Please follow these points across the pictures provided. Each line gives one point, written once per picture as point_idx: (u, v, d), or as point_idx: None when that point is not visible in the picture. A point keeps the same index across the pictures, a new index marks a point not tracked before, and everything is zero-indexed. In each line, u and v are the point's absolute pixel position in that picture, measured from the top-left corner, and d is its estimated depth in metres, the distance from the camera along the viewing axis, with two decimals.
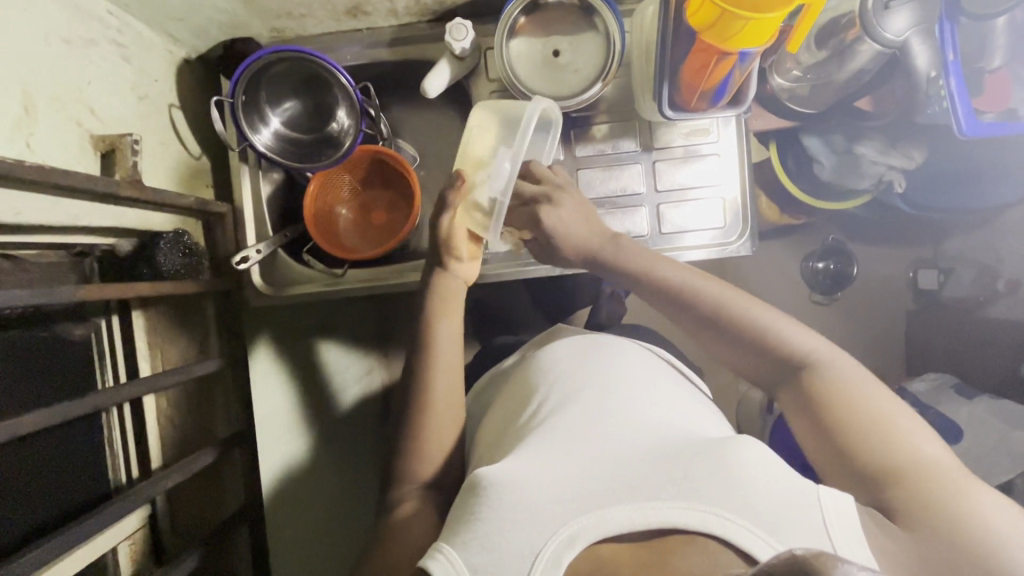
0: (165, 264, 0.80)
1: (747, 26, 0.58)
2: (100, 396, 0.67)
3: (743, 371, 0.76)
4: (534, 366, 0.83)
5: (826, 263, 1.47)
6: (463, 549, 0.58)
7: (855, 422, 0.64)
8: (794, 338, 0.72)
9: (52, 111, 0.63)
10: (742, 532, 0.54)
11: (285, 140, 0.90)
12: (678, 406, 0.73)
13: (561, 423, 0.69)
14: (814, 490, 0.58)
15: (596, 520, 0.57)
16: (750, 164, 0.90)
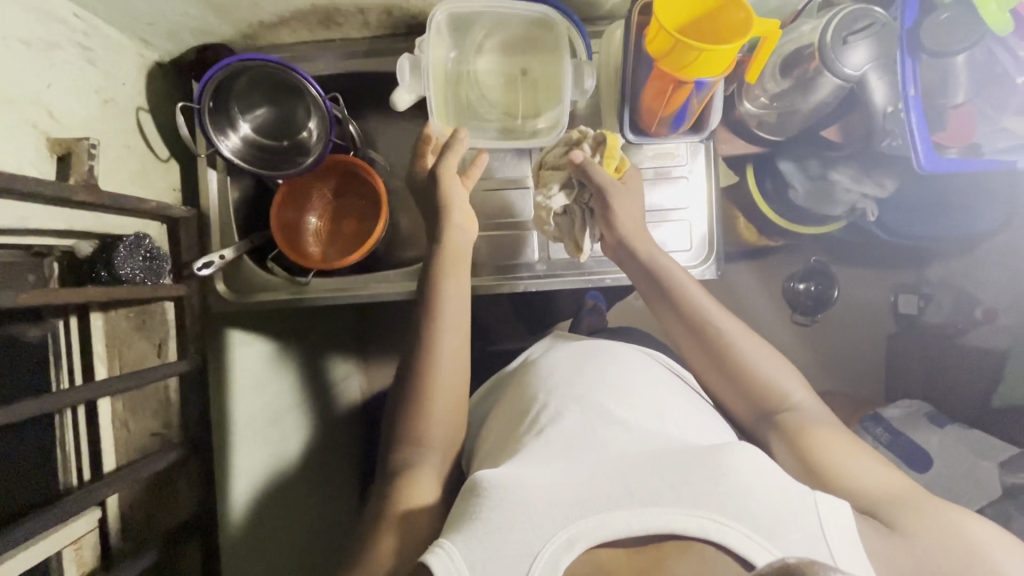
0: (124, 268, 0.79)
1: (700, 55, 0.59)
2: (49, 399, 0.67)
3: (728, 402, 0.78)
4: (532, 378, 0.83)
5: (807, 284, 1.44)
6: (462, 543, 0.56)
7: (835, 461, 0.67)
8: (786, 383, 0.75)
9: (5, 114, 0.63)
10: (740, 540, 0.53)
11: (255, 147, 0.90)
12: (675, 419, 0.73)
13: (559, 433, 0.69)
14: (812, 499, 0.58)
15: (597, 523, 0.55)
16: (719, 189, 0.90)
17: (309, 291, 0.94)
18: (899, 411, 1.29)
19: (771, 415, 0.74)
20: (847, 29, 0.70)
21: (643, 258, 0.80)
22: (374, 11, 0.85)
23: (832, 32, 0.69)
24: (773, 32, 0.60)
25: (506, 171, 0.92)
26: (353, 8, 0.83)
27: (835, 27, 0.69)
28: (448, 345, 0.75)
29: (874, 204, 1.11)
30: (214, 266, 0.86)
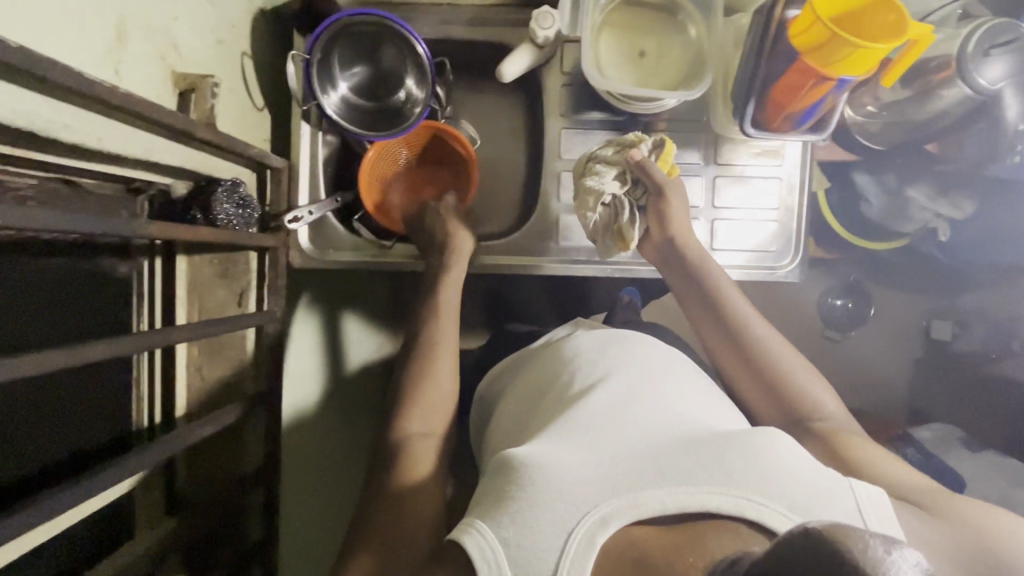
0: (220, 212, 0.77)
1: (855, 52, 0.59)
2: (155, 335, 0.61)
3: (760, 411, 0.77)
4: (558, 353, 0.81)
5: (844, 301, 1.48)
6: (496, 521, 0.54)
7: (874, 467, 0.66)
8: (819, 395, 0.75)
9: (141, 42, 0.61)
10: (777, 518, 0.51)
11: (347, 105, 0.88)
12: (698, 399, 0.70)
13: (587, 402, 0.65)
14: (846, 480, 0.56)
15: (631, 502, 0.53)
16: (812, 192, 0.91)
17: (391, 255, 0.93)
18: (930, 434, 1.31)
19: (807, 424, 0.73)
20: (990, 42, 0.71)
21: (689, 258, 0.83)
22: None
23: (974, 42, 0.70)
24: (926, 36, 0.59)
25: (597, 153, 0.92)
26: None
27: (978, 38, 0.70)
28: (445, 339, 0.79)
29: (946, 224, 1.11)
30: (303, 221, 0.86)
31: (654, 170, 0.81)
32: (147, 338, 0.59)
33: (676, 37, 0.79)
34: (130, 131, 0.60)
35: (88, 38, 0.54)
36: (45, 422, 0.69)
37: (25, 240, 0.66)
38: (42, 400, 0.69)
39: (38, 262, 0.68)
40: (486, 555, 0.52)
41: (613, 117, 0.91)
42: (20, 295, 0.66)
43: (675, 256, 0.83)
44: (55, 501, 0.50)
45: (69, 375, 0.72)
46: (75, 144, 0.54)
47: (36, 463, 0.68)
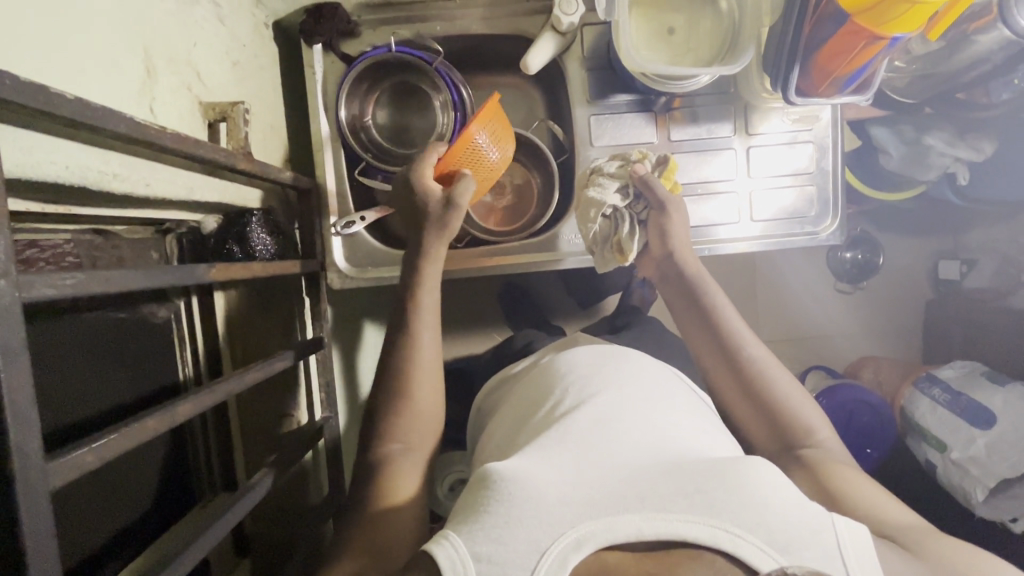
0: (257, 243, 0.73)
1: (909, 9, 0.58)
2: (231, 380, 0.57)
3: (742, 421, 0.77)
4: (551, 369, 0.79)
5: (854, 253, 1.48)
6: (469, 537, 0.53)
7: (851, 495, 0.65)
8: (806, 415, 0.74)
9: (168, 75, 0.58)
10: (754, 553, 0.50)
11: (370, 138, 0.90)
12: (684, 417, 0.69)
13: (577, 424, 0.64)
14: (825, 514, 0.54)
15: (608, 525, 0.52)
16: (844, 153, 0.90)
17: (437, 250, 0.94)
18: (955, 371, 1.24)
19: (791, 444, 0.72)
20: None
21: (688, 274, 0.82)
22: None
23: None
24: None
25: (628, 136, 0.90)
26: None
27: None
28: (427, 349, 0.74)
29: (965, 167, 1.11)
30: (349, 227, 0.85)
31: (656, 186, 0.81)
32: (219, 389, 0.54)
33: (706, 11, 0.77)
34: (170, 170, 0.55)
35: (122, 80, 0.51)
36: (111, 491, 0.63)
37: (67, 301, 0.60)
38: (106, 470, 0.63)
39: (83, 323, 0.62)
40: (457, 570, 0.51)
41: (640, 98, 0.89)
42: (72, 360, 0.61)
43: (673, 272, 0.84)
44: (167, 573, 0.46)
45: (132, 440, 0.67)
46: (127, 194, 0.50)
47: (106, 533, 0.62)
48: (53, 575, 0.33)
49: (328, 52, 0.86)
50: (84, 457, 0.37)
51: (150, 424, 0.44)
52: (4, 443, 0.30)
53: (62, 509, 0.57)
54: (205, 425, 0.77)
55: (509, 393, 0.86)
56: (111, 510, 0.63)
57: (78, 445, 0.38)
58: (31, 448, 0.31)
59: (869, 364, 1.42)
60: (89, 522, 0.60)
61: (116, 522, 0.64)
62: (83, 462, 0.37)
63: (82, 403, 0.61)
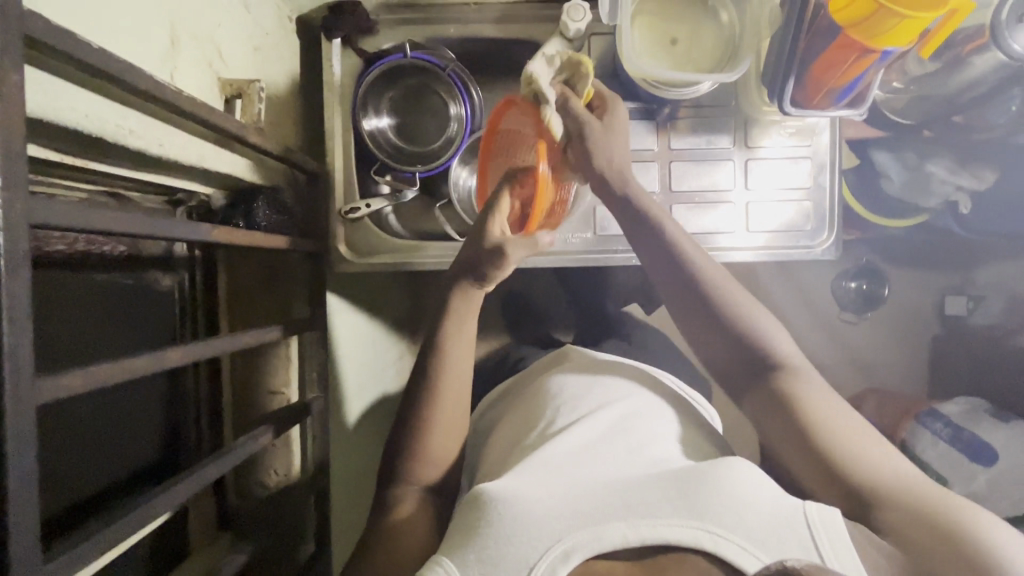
0: (265, 219, 0.78)
1: (900, 23, 0.60)
2: (226, 338, 0.59)
3: (720, 366, 0.76)
4: (541, 393, 0.82)
5: (859, 282, 1.47)
6: (462, 562, 0.57)
7: (831, 427, 0.66)
8: (777, 342, 0.74)
9: (191, 49, 0.61)
10: (732, 547, 0.54)
11: (385, 137, 0.93)
12: (679, 432, 0.72)
13: (559, 442, 0.67)
14: (801, 504, 0.58)
15: (594, 535, 0.56)
16: (843, 169, 0.91)
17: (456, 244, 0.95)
18: (956, 407, 1.21)
19: (767, 377, 0.72)
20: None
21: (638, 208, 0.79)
22: None
23: (1008, 10, 0.68)
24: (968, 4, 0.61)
25: (631, 141, 0.92)
26: None
27: (1012, 5, 0.68)
28: (454, 360, 0.77)
29: (967, 197, 1.11)
30: (359, 213, 0.89)
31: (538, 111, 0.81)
32: (215, 344, 0.56)
33: (709, 24, 0.80)
34: (183, 134, 0.58)
35: (147, 46, 0.54)
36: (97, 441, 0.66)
37: (73, 256, 0.63)
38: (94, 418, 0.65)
39: (90, 276, 0.65)
40: None
41: (644, 106, 0.92)
42: (77, 312, 0.63)
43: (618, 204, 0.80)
44: (138, 511, 0.46)
45: (117, 390, 0.69)
46: (140, 150, 0.53)
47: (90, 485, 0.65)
48: (29, 482, 0.34)
49: (347, 47, 0.90)
50: (72, 380, 0.39)
51: (139, 363, 0.45)
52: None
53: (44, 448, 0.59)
54: (197, 375, 0.82)
55: (507, 407, 0.88)
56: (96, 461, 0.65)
57: (67, 369, 0.39)
58: (22, 357, 0.33)
59: (871, 395, 1.39)
60: (70, 465, 0.62)
61: (100, 474, 0.66)
62: (72, 385, 0.39)
63: (79, 348, 0.63)
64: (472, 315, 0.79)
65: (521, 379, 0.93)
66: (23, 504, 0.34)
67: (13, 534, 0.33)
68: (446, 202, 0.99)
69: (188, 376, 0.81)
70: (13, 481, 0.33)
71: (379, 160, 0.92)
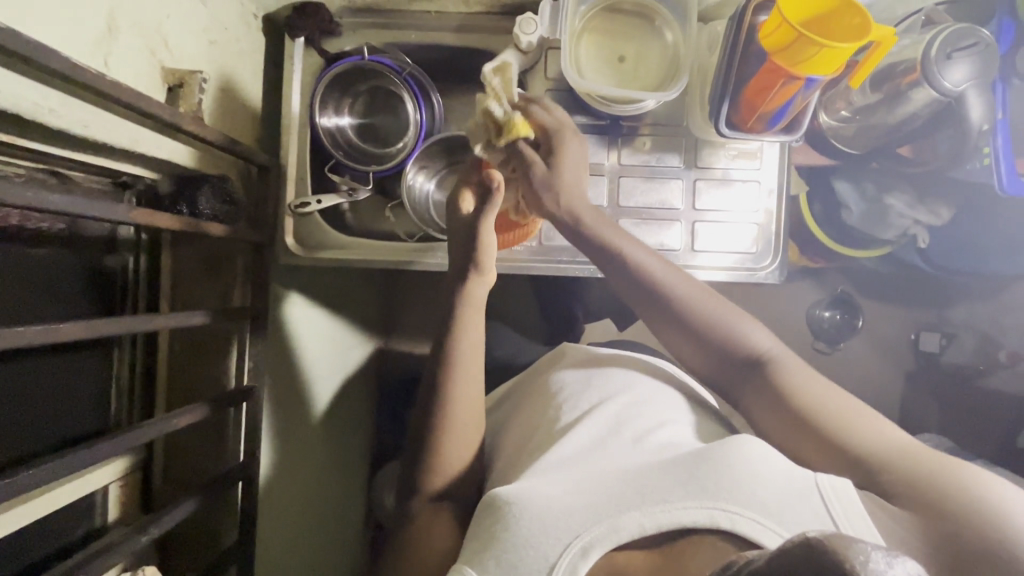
0: (206, 206, 0.79)
1: (821, 51, 0.61)
2: (137, 319, 0.60)
3: (705, 371, 0.77)
4: (546, 388, 0.85)
5: (833, 312, 1.43)
6: (485, 567, 0.59)
7: (827, 410, 0.67)
8: (755, 336, 0.74)
9: (131, 37, 0.63)
10: (750, 525, 0.55)
11: (343, 136, 0.95)
12: (688, 424, 0.74)
13: (572, 438, 0.70)
14: (812, 476, 0.60)
15: (610, 528, 0.58)
16: (790, 194, 0.92)
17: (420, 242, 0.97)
18: None
19: (751, 375, 0.73)
20: (951, 46, 0.72)
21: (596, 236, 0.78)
22: None
23: (936, 48, 0.71)
24: (887, 38, 0.63)
25: None
26: None
27: (939, 43, 0.71)
28: (465, 364, 0.76)
29: (925, 231, 1.11)
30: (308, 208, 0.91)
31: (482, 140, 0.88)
32: (122, 322, 0.57)
33: (654, 43, 0.81)
34: (112, 118, 0.60)
35: (78, 32, 0.56)
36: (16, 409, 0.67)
37: (6, 230, 0.66)
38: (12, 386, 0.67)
39: (19, 249, 0.67)
40: None
41: (599, 121, 0.93)
42: (6, 284, 0.66)
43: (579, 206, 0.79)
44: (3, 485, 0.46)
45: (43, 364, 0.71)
46: (62, 130, 0.55)
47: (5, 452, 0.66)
48: None
49: (309, 47, 0.92)
50: None
51: (25, 333, 0.47)
52: None
53: None
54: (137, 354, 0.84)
55: (516, 405, 0.89)
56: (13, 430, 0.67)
57: None
58: None
59: None
60: None
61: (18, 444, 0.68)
62: None
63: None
64: (477, 306, 0.77)
65: (526, 377, 0.94)
66: None
67: None
68: (399, 203, 1.00)
69: (124, 349, 0.83)
70: None
71: (334, 158, 0.94)
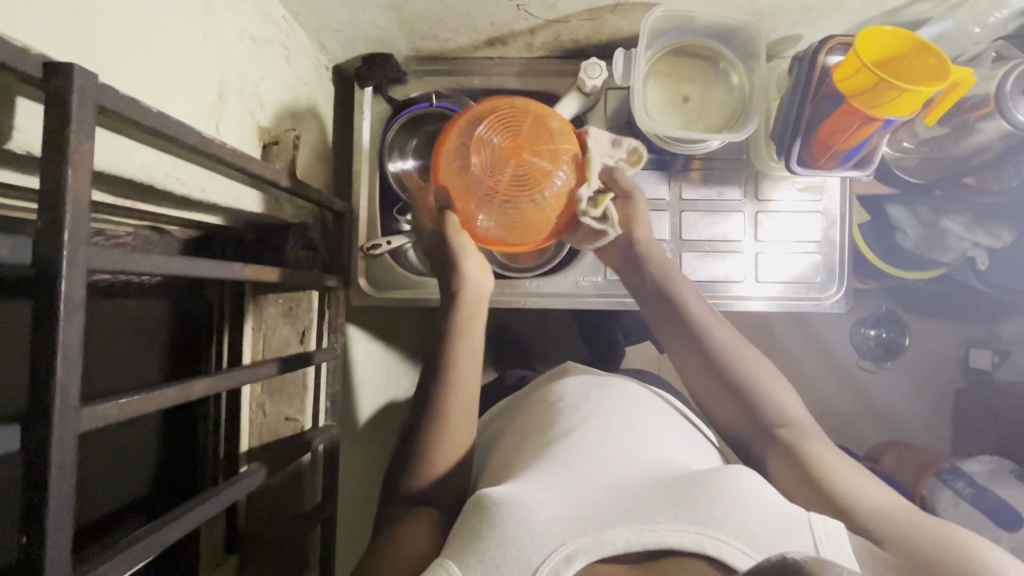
0: (290, 254, 0.84)
1: (899, 96, 0.63)
2: (246, 371, 0.62)
3: (729, 421, 0.76)
4: (544, 401, 0.83)
5: (878, 331, 1.39)
6: (465, 564, 0.56)
7: (843, 482, 0.66)
8: (780, 399, 0.75)
9: (235, 101, 0.68)
10: (736, 554, 0.52)
11: (410, 179, 0.99)
12: (668, 439, 0.72)
13: (568, 446, 0.68)
14: (804, 514, 0.57)
15: (596, 540, 0.54)
16: (853, 225, 0.93)
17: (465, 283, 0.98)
18: (980, 465, 1.17)
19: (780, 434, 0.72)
20: None
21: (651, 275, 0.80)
22: (543, 34, 0.88)
23: (1011, 82, 0.74)
24: (967, 79, 0.65)
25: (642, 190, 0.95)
26: (526, 32, 0.88)
27: (1014, 78, 0.74)
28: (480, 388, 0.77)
29: (984, 253, 1.09)
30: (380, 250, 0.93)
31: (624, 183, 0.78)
32: (236, 374, 0.60)
33: (720, 84, 0.85)
34: (221, 180, 0.64)
35: (198, 102, 0.60)
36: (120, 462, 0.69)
37: (114, 286, 0.67)
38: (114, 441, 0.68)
39: (121, 307, 0.69)
40: None
41: (659, 157, 0.95)
42: (108, 341, 0.67)
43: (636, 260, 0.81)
44: (150, 538, 0.48)
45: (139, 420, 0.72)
46: (184, 195, 0.58)
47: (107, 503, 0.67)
48: (67, 508, 0.37)
49: (377, 95, 0.96)
50: (114, 407, 0.43)
51: (169, 393, 0.49)
52: (51, 381, 0.36)
53: (81, 470, 0.65)
54: (218, 402, 0.85)
55: (508, 422, 0.88)
56: None
57: (108, 399, 0.43)
58: (71, 387, 0.37)
59: (891, 448, 1.34)
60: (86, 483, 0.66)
61: None
62: (109, 414, 0.43)
63: (108, 377, 0.68)
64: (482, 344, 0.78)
65: (521, 396, 0.94)
66: (57, 529, 0.37)
67: (47, 555, 0.36)
68: None
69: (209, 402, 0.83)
70: (53, 507, 0.36)
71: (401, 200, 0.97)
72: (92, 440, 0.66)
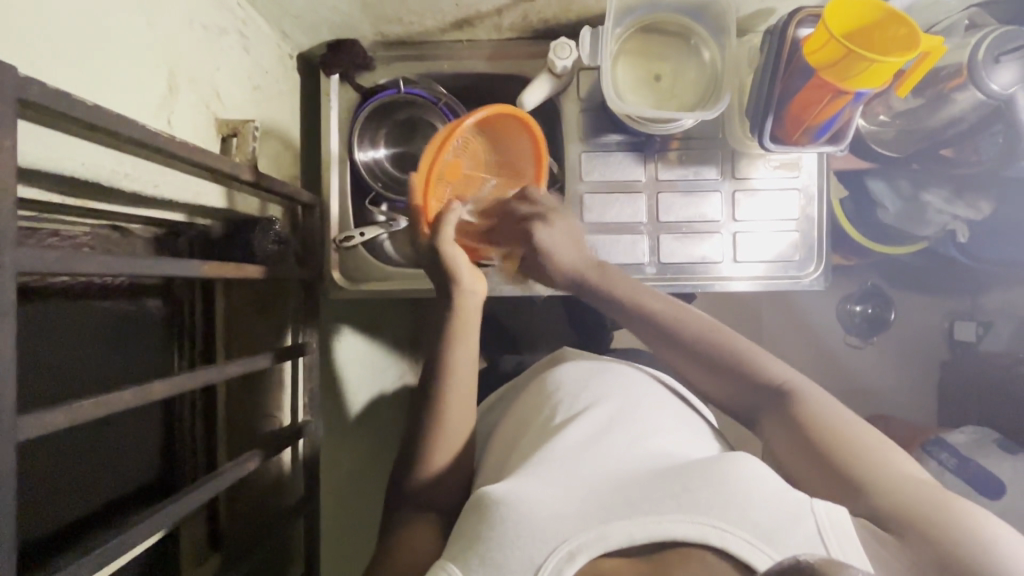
0: (259, 247, 0.79)
1: (870, 66, 0.62)
2: (211, 370, 0.60)
3: (724, 399, 0.78)
4: (540, 391, 0.81)
5: (863, 307, 1.39)
6: (466, 567, 0.55)
7: (838, 442, 0.65)
8: (770, 367, 0.75)
9: (187, 92, 0.65)
10: (738, 543, 0.52)
11: (382, 168, 0.98)
12: (669, 425, 0.72)
13: (565, 437, 0.67)
14: (807, 499, 0.56)
15: (599, 535, 0.54)
16: (831, 201, 0.92)
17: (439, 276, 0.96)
18: (964, 436, 1.17)
19: (771, 404, 0.73)
20: (999, 49, 0.74)
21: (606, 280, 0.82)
22: (511, 15, 0.86)
23: (984, 49, 0.74)
24: (938, 48, 0.64)
25: (617, 173, 0.94)
26: (493, 13, 0.85)
27: (987, 46, 0.74)
28: (466, 383, 0.76)
29: (964, 225, 1.09)
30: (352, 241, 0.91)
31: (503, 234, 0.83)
32: (201, 374, 0.58)
33: (691, 61, 0.83)
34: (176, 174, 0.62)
35: (145, 94, 0.58)
36: (88, 468, 0.67)
37: (75, 287, 0.65)
38: (78, 447, 0.65)
39: (84, 308, 0.67)
40: None
41: (632, 138, 0.94)
42: (70, 343, 0.65)
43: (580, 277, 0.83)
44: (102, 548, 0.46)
45: (107, 423, 0.70)
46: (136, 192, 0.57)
47: (77, 510, 0.65)
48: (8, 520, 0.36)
49: (344, 82, 0.94)
50: (66, 414, 0.42)
51: (123, 397, 0.48)
52: None
53: (40, 480, 0.61)
54: (194, 401, 0.83)
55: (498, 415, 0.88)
56: (87, 489, 0.67)
57: (55, 406, 0.42)
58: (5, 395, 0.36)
59: (878, 424, 1.34)
60: (58, 493, 0.63)
61: (93, 501, 0.67)
62: (57, 421, 0.41)
63: (59, 381, 0.63)
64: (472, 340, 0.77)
65: (517, 384, 0.92)
66: None
67: None
68: None
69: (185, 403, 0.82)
70: None
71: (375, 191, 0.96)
72: (45, 448, 0.61)
